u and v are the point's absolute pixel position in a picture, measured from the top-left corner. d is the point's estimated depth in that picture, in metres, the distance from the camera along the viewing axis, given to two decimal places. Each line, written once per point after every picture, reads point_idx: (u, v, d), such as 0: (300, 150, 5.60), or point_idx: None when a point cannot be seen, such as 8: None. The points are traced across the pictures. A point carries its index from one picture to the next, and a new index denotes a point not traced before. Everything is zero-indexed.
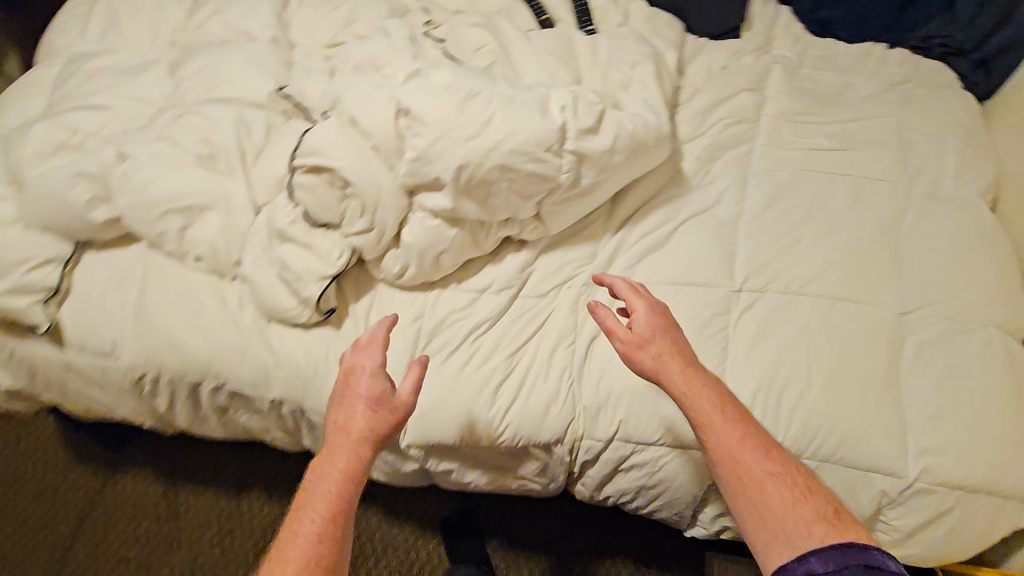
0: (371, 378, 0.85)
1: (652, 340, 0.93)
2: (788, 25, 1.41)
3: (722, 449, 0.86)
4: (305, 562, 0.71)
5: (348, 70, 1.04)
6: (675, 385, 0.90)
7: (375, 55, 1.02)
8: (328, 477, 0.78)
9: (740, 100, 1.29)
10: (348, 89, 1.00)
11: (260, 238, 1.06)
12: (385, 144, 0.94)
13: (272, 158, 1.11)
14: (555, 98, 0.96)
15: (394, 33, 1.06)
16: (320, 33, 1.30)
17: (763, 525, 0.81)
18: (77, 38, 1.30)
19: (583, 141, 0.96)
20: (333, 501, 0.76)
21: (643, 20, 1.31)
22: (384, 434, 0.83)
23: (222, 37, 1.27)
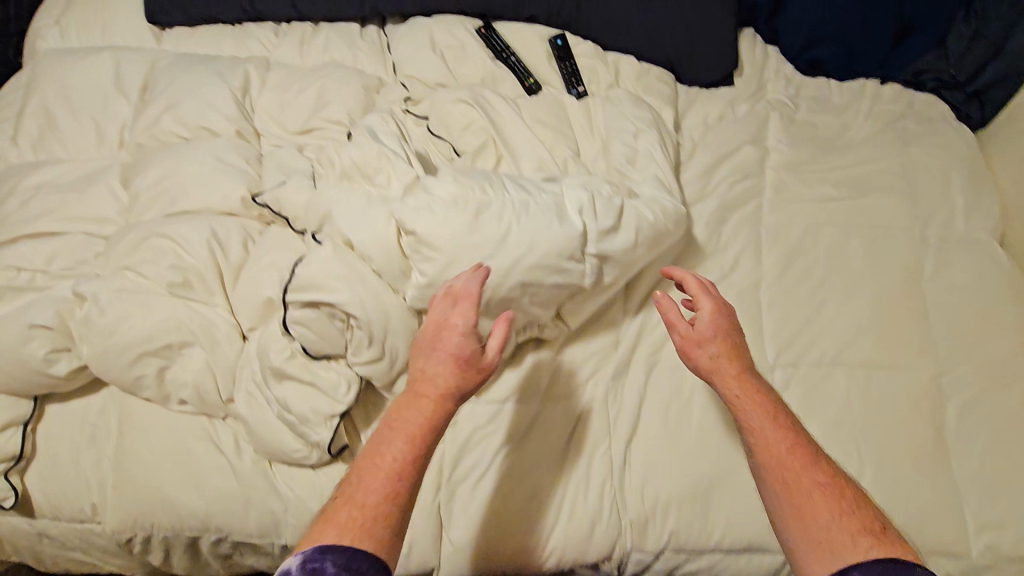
0: (460, 335, 0.76)
1: (717, 339, 0.88)
2: (778, 66, 1.36)
3: (771, 446, 0.78)
4: (370, 508, 0.67)
5: (334, 179, 0.94)
6: (726, 382, 0.85)
7: (363, 162, 0.91)
8: (404, 433, 0.72)
9: (743, 154, 1.23)
10: (337, 204, 0.89)
11: (251, 372, 0.95)
12: (389, 269, 0.85)
13: (253, 277, 0.99)
14: (570, 197, 0.88)
15: (380, 130, 0.96)
16: (289, 120, 1.19)
17: (803, 527, 0.72)
18: (10, 147, 1.15)
19: (605, 241, 0.88)
20: (407, 455, 0.71)
21: (635, 78, 1.25)
22: (465, 393, 0.75)
23: (178, 135, 1.14)
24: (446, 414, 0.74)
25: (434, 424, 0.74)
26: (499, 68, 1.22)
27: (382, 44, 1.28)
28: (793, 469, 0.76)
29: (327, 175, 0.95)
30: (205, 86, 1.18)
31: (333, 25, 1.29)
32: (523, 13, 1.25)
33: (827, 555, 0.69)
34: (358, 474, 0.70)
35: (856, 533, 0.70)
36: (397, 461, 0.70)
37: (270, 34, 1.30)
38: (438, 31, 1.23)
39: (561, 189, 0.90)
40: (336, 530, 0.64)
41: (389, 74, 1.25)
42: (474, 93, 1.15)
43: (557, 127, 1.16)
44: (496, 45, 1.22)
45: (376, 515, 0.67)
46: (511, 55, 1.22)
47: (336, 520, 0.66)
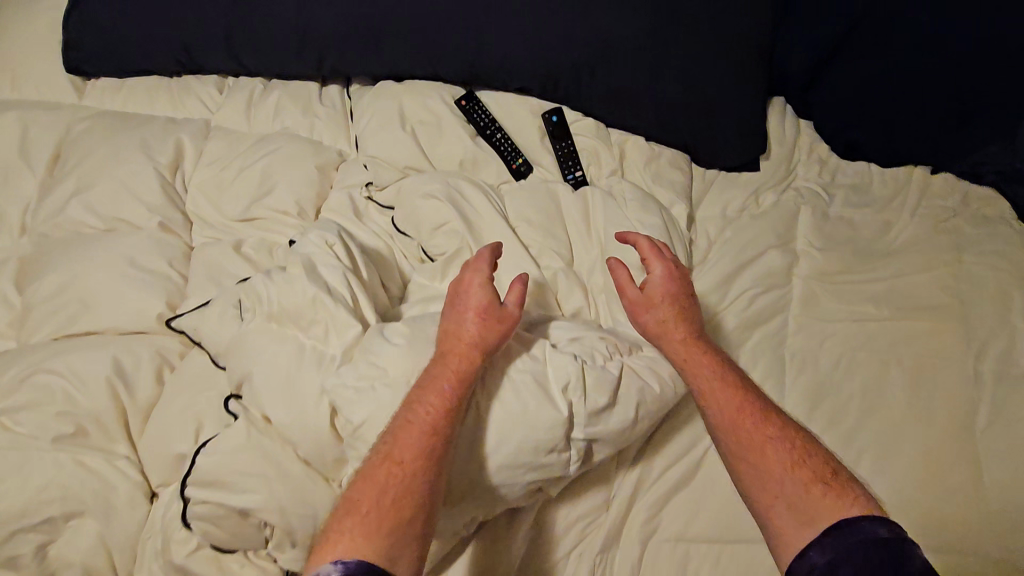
0: (480, 289, 0.77)
1: (670, 300, 0.84)
2: (811, 146, 1.16)
3: (722, 407, 0.75)
4: (407, 464, 0.65)
5: (260, 318, 0.78)
6: (671, 347, 0.81)
7: (296, 308, 0.77)
8: (436, 385, 0.70)
9: (767, 261, 1.04)
10: (264, 363, 0.74)
11: (153, 549, 0.76)
12: (324, 457, 0.71)
13: (166, 424, 0.81)
14: (556, 370, 0.76)
15: (326, 259, 0.82)
16: (228, 203, 0.99)
17: (762, 485, 0.69)
18: None
19: (598, 422, 0.76)
20: (437, 407, 0.68)
21: (643, 164, 1.05)
22: (494, 345, 0.75)
23: (88, 226, 0.94)
24: (476, 364, 0.73)
25: (466, 375, 0.72)
26: (482, 147, 1.02)
27: (345, 110, 1.08)
28: (752, 422, 0.73)
29: (253, 313, 0.79)
30: (124, 162, 0.98)
31: (287, 83, 1.10)
32: (513, 83, 1.04)
33: (798, 518, 0.65)
34: (388, 431, 0.68)
35: (807, 482, 0.67)
36: (430, 414, 0.68)
37: (212, 91, 1.10)
38: (409, 101, 1.03)
39: (547, 357, 0.78)
40: (376, 491, 0.64)
41: (352, 148, 1.06)
42: (451, 185, 0.96)
43: (547, 227, 0.96)
44: (480, 118, 1.02)
45: (414, 470, 0.65)
46: (498, 131, 1.03)
47: (373, 480, 0.65)
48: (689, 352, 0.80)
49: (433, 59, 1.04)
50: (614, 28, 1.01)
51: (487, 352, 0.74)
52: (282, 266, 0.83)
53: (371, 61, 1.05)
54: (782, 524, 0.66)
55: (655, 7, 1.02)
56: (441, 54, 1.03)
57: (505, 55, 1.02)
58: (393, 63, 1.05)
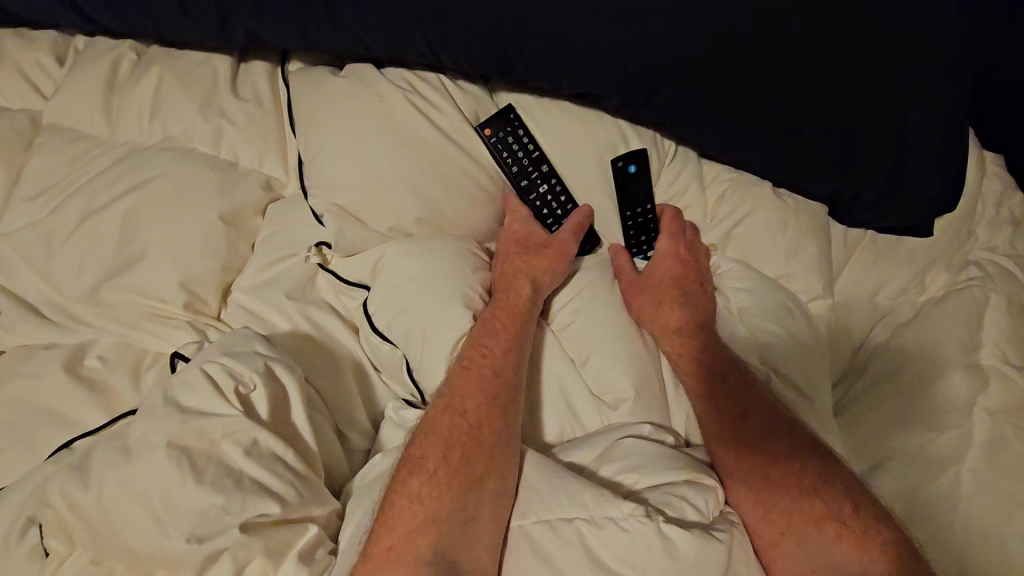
0: (521, 220, 0.63)
1: (670, 284, 0.63)
2: (1000, 198, 0.76)
3: (737, 413, 0.57)
4: (473, 415, 0.52)
5: (84, 556, 0.44)
6: (667, 339, 0.61)
7: (162, 551, 0.42)
8: (492, 323, 0.56)
9: (940, 386, 0.67)
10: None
11: None
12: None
13: None
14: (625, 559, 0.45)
15: (251, 429, 0.46)
16: (60, 271, 0.57)
17: (767, 517, 0.52)
18: None
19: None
20: (502, 352, 0.55)
21: (764, 228, 0.66)
22: (553, 279, 0.60)
23: None
24: (534, 303, 0.59)
25: (524, 308, 0.58)
26: (510, 200, 0.64)
27: (279, 107, 0.64)
28: (754, 436, 0.55)
29: (75, 546, 0.44)
30: None
31: (179, 54, 0.65)
32: (570, 86, 0.61)
33: (814, 555, 0.50)
34: (447, 383, 0.54)
35: (821, 518, 0.51)
36: (491, 360, 0.54)
37: (50, 61, 0.65)
38: (398, 108, 0.60)
39: (602, 513, 0.47)
40: (439, 447, 0.51)
41: (291, 175, 0.63)
42: (455, 273, 0.58)
43: (607, 330, 0.60)
44: (518, 154, 0.63)
45: (485, 421, 0.52)
46: (544, 182, 0.64)
47: (436, 435, 0.51)
48: (688, 340, 0.61)
49: (427, 28, 0.59)
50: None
51: (548, 287, 0.60)
52: (132, 410, 0.50)
53: (316, 24, 0.60)
54: (786, 567, 0.51)
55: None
56: (441, 23, 0.58)
57: (559, 32, 0.58)
58: (358, 33, 0.60)
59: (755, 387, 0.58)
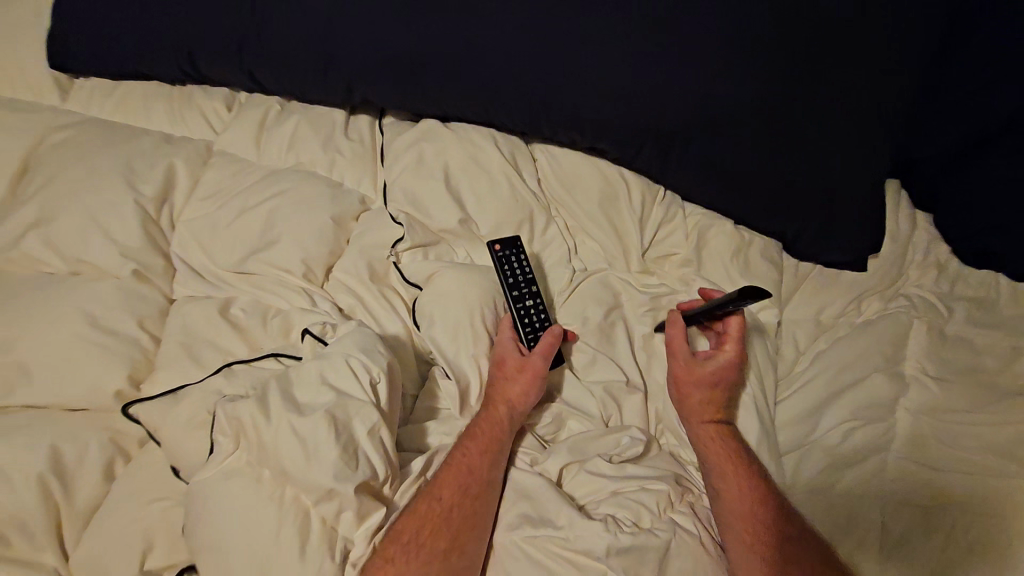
0: (505, 340, 0.73)
1: (711, 383, 0.72)
2: (929, 245, 0.95)
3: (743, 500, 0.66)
4: (447, 501, 0.61)
5: (245, 457, 0.58)
6: (701, 423, 0.72)
7: (296, 455, 0.56)
8: (473, 430, 0.67)
9: (870, 388, 0.84)
10: (243, 524, 0.55)
11: None
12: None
13: (107, 543, 0.63)
14: (579, 543, 0.61)
15: (355, 362, 0.62)
16: (221, 251, 0.82)
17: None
18: None
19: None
20: (480, 454, 0.65)
21: (731, 253, 0.86)
22: (524, 400, 0.69)
23: (49, 265, 0.78)
24: (507, 419, 0.68)
25: (504, 422, 0.68)
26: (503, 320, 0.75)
27: (375, 147, 0.90)
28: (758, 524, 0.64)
29: (238, 446, 0.58)
30: (99, 189, 0.81)
31: (310, 108, 0.92)
32: (583, 142, 0.86)
33: None
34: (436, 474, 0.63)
35: None
36: (470, 457, 0.64)
37: (220, 109, 0.93)
38: (456, 157, 0.85)
39: (567, 520, 0.62)
40: (415, 524, 0.59)
41: (375, 192, 0.87)
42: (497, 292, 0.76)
43: (605, 330, 0.78)
44: (514, 270, 0.76)
45: (458, 509, 0.61)
46: (533, 296, 0.75)
47: (416, 513, 0.60)
48: (719, 434, 0.71)
49: (484, 100, 0.84)
50: (732, 89, 0.81)
51: (522, 406, 0.69)
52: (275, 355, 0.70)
53: (411, 96, 0.87)
54: None
55: (789, 67, 0.82)
56: (495, 97, 0.84)
57: (582, 109, 0.83)
58: (438, 101, 0.86)
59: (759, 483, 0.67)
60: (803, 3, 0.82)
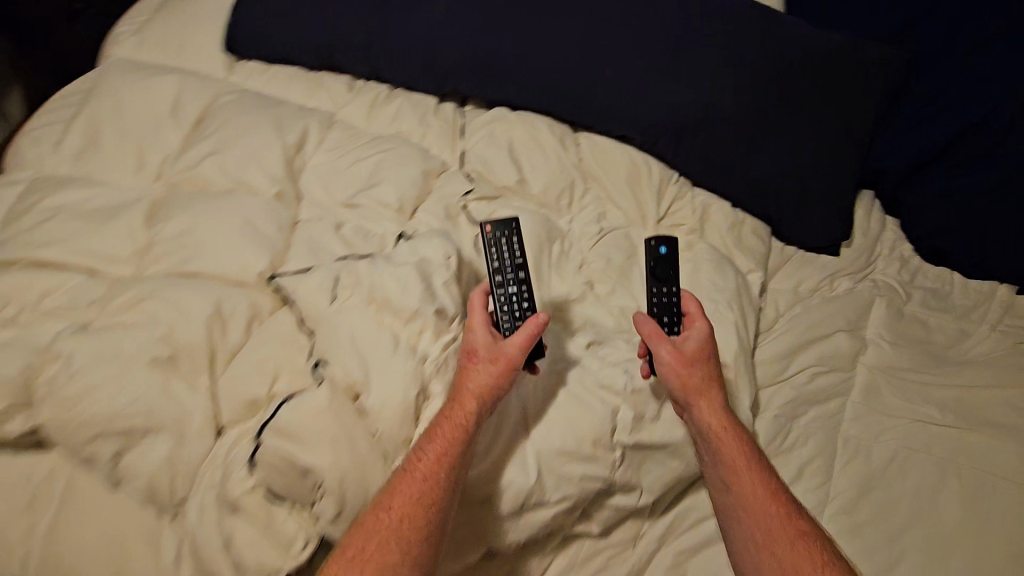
0: (478, 330, 0.79)
1: (700, 360, 0.81)
2: (894, 244, 1.18)
3: (746, 483, 0.76)
4: (398, 510, 0.68)
5: (358, 302, 0.83)
6: (704, 411, 0.79)
7: (398, 301, 0.81)
8: (433, 431, 0.73)
9: (833, 344, 1.05)
10: (359, 337, 0.79)
11: (217, 477, 0.83)
12: (397, 436, 0.75)
13: (248, 371, 0.89)
14: (606, 379, 0.82)
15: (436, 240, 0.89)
16: (337, 188, 1.09)
17: (757, 548, 0.72)
18: (50, 154, 1.11)
19: (643, 429, 0.79)
20: (435, 457, 0.71)
21: (728, 227, 1.09)
22: (492, 390, 0.74)
23: (215, 183, 1.05)
24: (472, 412, 0.73)
25: (465, 419, 0.73)
26: (475, 313, 0.81)
27: (456, 126, 1.17)
28: (754, 500, 0.75)
29: (353, 294, 0.84)
30: (257, 135, 1.09)
31: (410, 93, 1.20)
32: (616, 131, 1.12)
33: None
34: (394, 480, 0.70)
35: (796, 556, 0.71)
36: (424, 462, 0.70)
37: (342, 88, 1.21)
38: (519, 135, 1.11)
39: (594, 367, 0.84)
40: (362, 536, 0.67)
41: (454, 158, 1.14)
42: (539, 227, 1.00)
43: (624, 268, 1.01)
44: (501, 257, 0.84)
45: (407, 514, 0.68)
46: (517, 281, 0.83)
47: (367, 526, 0.68)
48: (723, 425, 0.78)
49: (544, 95, 1.13)
50: (729, 99, 1.10)
51: (487, 397, 0.74)
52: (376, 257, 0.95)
53: (490, 89, 1.15)
54: None
55: (773, 87, 1.10)
56: (553, 94, 1.12)
57: (619, 109, 1.11)
58: (509, 94, 1.14)
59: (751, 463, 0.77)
60: (784, 50, 1.12)
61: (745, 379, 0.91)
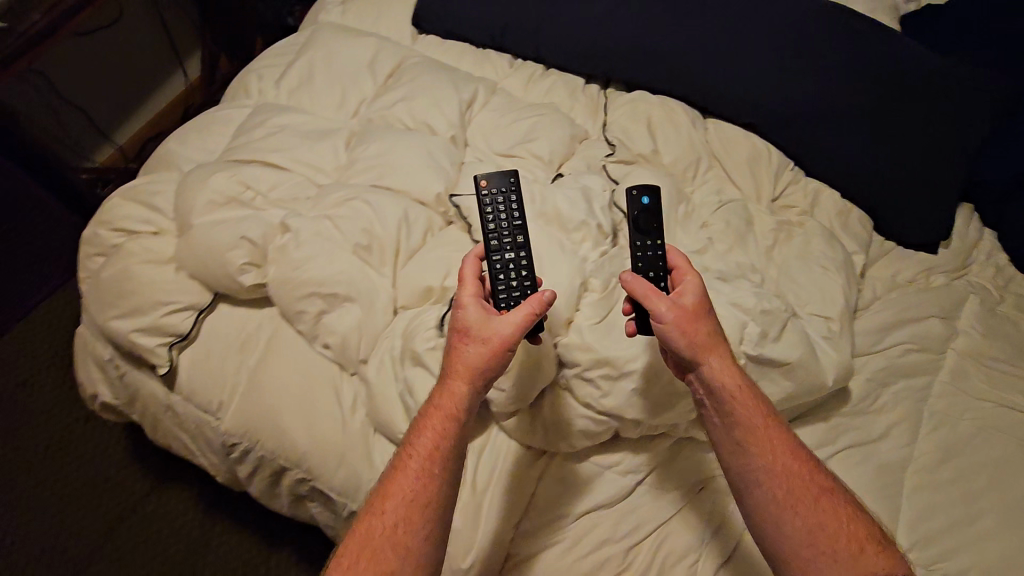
0: (468, 308, 0.86)
1: (700, 318, 0.84)
2: (990, 252, 1.28)
3: (761, 446, 0.80)
4: (401, 499, 0.78)
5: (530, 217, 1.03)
6: (715, 374, 0.82)
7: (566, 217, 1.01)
8: (428, 415, 0.83)
9: (926, 326, 1.16)
10: (533, 240, 0.98)
11: (396, 343, 1.01)
12: (562, 316, 0.92)
13: (425, 266, 1.07)
14: (736, 297, 0.93)
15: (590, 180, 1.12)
16: (497, 139, 1.29)
17: (777, 504, 0.77)
18: (271, 88, 1.37)
19: (766, 347, 0.89)
20: (433, 438, 0.81)
21: (834, 214, 1.24)
22: (482, 369, 0.83)
23: (403, 123, 1.28)
24: (462, 391, 0.83)
25: (456, 403, 0.83)
26: (466, 292, 0.88)
27: (599, 104, 1.36)
28: (769, 460, 0.79)
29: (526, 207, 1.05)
30: (438, 89, 1.31)
31: (563, 73, 1.41)
32: (744, 118, 1.29)
33: (809, 537, 0.74)
34: (400, 464, 0.81)
35: (813, 508, 0.76)
36: (422, 448, 0.81)
37: (506, 64, 1.44)
38: (657, 114, 1.29)
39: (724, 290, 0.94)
40: (372, 527, 0.76)
41: (597, 130, 1.33)
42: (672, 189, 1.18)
43: (743, 233, 1.16)
44: (494, 237, 0.92)
45: (412, 499, 0.78)
46: (512, 246, 0.92)
47: (378, 514, 0.77)
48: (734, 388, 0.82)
49: (684, 83, 1.31)
50: (851, 101, 1.25)
51: (477, 376, 0.83)
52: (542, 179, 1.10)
53: (636, 73, 1.34)
54: (780, 538, 0.76)
55: (894, 94, 1.24)
56: (691, 82, 1.31)
57: (748, 101, 1.28)
58: (653, 79, 1.34)
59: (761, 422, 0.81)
60: (906, 66, 1.26)
61: (848, 334, 1.03)
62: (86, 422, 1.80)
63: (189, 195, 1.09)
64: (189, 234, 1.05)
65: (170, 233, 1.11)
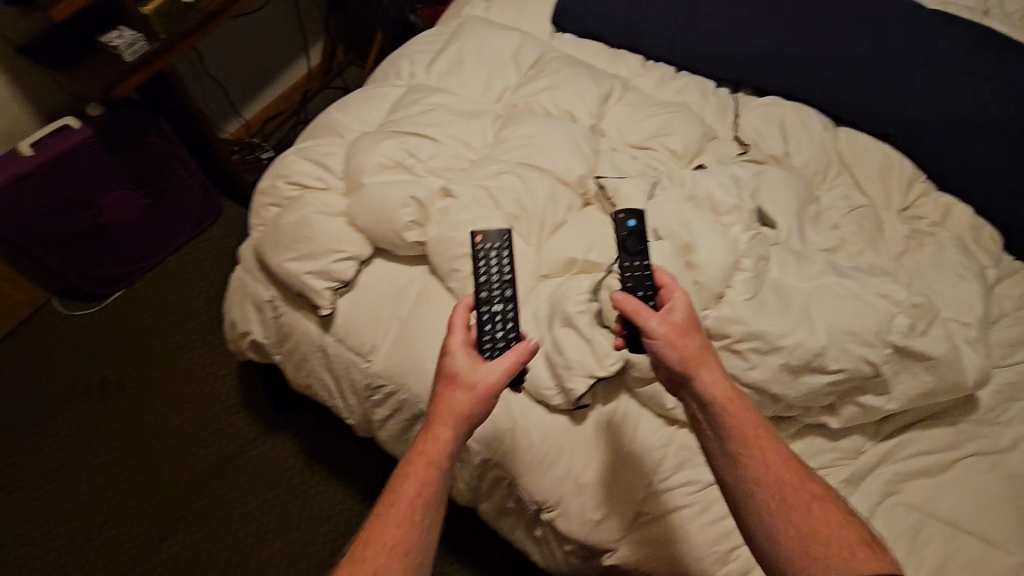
0: (456, 350, 0.87)
1: (688, 330, 0.87)
2: None
3: (756, 457, 0.78)
4: (384, 544, 0.74)
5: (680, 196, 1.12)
6: (704, 382, 0.83)
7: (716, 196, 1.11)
8: (413, 457, 0.80)
9: None
10: (689, 215, 1.05)
11: (542, 306, 1.09)
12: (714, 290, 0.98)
13: (570, 239, 1.13)
14: (882, 288, 0.98)
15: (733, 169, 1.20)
16: (631, 131, 1.36)
17: (773, 512, 0.75)
18: (421, 70, 1.48)
19: (911, 341, 0.94)
20: (421, 474, 0.79)
21: (965, 228, 1.25)
22: (469, 413, 0.83)
23: (545, 109, 1.36)
24: (449, 429, 0.82)
25: (441, 440, 0.81)
26: (454, 336, 0.89)
27: (730, 104, 1.41)
28: (763, 472, 0.77)
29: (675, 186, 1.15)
30: (578, 81, 1.40)
31: (695, 75, 1.48)
32: (875, 128, 1.34)
33: (808, 548, 0.71)
34: (383, 507, 0.77)
35: (809, 517, 0.73)
36: (406, 491, 0.77)
37: (639, 63, 1.52)
38: (791, 118, 1.34)
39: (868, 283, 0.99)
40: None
41: (727, 130, 1.39)
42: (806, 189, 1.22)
43: (875, 236, 1.18)
44: (484, 286, 0.94)
45: (395, 543, 0.74)
46: (501, 299, 0.94)
47: (360, 560, 0.73)
48: (726, 398, 0.83)
49: (817, 90, 1.37)
50: (1001, 112, 1.24)
51: (462, 418, 0.83)
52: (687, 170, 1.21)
53: (769, 80, 1.42)
54: (779, 551, 0.73)
55: None
56: (825, 90, 1.37)
57: (882, 110, 1.32)
58: (787, 85, 1.40)
59: (753, 429, 0.80)
60: None
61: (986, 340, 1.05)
62: (202, 367, 1.96)
63: (359, 158, 1.20)
64: (361, 192, 1.17)
65: (338, 191, 1.23)
